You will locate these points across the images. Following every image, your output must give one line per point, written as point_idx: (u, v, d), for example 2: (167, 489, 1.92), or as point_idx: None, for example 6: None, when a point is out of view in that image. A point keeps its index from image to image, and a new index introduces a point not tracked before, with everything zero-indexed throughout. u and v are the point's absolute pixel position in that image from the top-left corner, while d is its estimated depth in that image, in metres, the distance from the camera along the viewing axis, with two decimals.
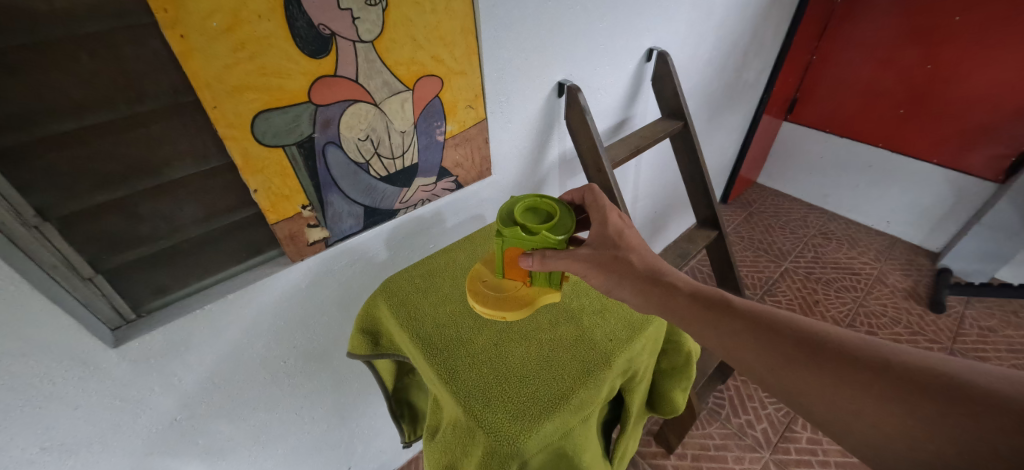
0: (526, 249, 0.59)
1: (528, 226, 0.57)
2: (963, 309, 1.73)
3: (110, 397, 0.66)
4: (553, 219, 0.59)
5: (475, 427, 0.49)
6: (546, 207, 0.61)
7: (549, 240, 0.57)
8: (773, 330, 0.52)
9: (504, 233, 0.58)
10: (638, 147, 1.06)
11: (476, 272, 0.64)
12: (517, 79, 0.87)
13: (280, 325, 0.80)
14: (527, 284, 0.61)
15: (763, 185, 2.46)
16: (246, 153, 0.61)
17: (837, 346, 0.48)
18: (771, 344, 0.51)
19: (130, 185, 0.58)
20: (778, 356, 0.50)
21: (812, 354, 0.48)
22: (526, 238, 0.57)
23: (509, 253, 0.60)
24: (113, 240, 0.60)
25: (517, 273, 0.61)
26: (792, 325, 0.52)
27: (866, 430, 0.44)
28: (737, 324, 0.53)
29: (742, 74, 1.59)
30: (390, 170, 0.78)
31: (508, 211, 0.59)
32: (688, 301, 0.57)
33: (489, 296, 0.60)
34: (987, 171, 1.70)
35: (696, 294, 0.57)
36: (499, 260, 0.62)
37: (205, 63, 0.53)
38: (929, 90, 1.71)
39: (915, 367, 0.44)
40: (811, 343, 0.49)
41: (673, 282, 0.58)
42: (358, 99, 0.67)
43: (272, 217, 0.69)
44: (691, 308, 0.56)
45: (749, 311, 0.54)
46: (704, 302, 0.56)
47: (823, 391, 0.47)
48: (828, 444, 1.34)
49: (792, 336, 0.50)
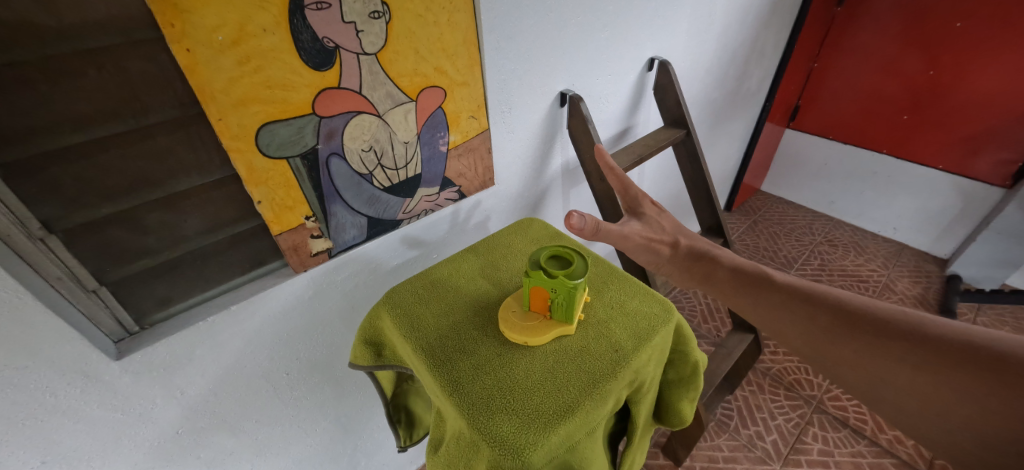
0: (548, 292, 0.56)
1: (550, 270, 0.55)
2: (974, 316, 1.71)
3: (112, 411, 0.66)
4: (577, 267, 0.57)
5: (480, 440, 0.48)
6: (574, 256, 0.59)
7: (568, 285, 0.54)
8: (806, 301, 0.58)
9: (528, 273, 0.57)
10: (641, 156, 1.06)
11: (503, 303, 0.62)
12: (519, 89, 0.87)
13: (283, 337, 0.79)
14: (547, 320, 0.59)
15: (766, 192, 2.45)
16: (250, 165, 0.61)
17: (862, 315, 0.54)
18: (804, 313, 0.57)
19: (135, 198, 0.59)
20: (811, 325, 0.56)
21: (840, 320, 0.54)
22: (546, 281, 0.55)
23: (533, 293, 0.57)
24: (119, 252, 0.61)
25: (539, 306, 0.58)
26: (823, 296, 0.58)
27: (888, 391, 0.50)
28: (774, 295, 0.60)
29: (744, 83, 1.60)
30: (394, 180, 0.78)
31: (536, 254, 0.59)
32: (729, 275, 0.64)
33: (511, 325, 0.58)
34: (993, 177, 1.70)
35: (736, 269, 0.64)
36: (523, 295, 0.60)
37: (210, 76, 0.54)
38: (931, 96, 1.71)
39: (934, 332, 0.49)
40: (839, 311, 0.55)
41: (717, 257, 0.66)
42: (361, 111, 0.67)
43: (275, 228, 0.69)
44: (731, 282, 0.64)
45: (786, 284, 0.61)
46: (744, 277, 0.63)
47: (850, 354, 0.53)
48: (840, 456, 1.32)
49: (822, 307, 0.57)
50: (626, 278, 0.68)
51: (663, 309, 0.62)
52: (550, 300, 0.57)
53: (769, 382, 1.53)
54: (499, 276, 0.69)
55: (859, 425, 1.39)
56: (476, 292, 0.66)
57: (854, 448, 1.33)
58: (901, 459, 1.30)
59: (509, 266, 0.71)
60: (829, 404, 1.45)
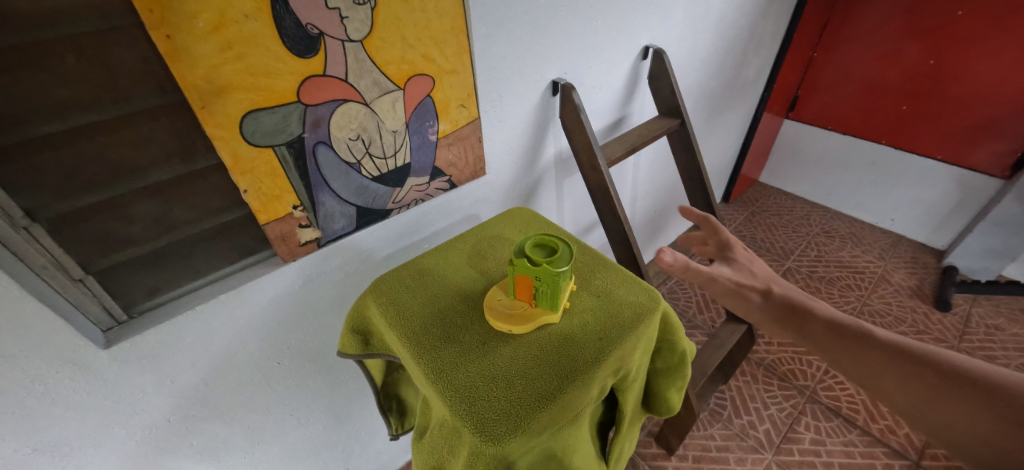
0: (532, 281, 0.56)
1: (533, 258, 0.55)
2: (970, 307, 1.71)
3: (102, 399, 0.66)
4: (561, 256, 0.57)
5: (461, 427, 0.48)
6: (559, 244, 0.59)
7: (552, 274, 0.54)
8: (917, 362, 0.52)
9: (513, 262, 0.57)
10: (634, 145, 1.05)
11: (488, 292, 0.62)
12: (510, 77, 0.86)
13: (274, 326, 0.80)
14: (532, 309, 0.58)
15: (765, 183, 2.44)
16: (235, 153, 0.61)
17: (991, 382, 0.47)
18: (916, 374, 0.51)
19: (120, 186, 0.59)
20: (923, 389, 0.50)
21: (958, 383, 0.48)
22: (529, 269, 0.55)
23: (518, 282, 0.57)
24: (105, 241, 0.61)
25: (524, 295, 0.58)
26: (941, 358, 0.51)
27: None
28: (876, 351, 0.55)
29: (742, 72, 1.58)
30: (383, 170, 0.77)
31: (521, 243, 0.59)
32: (823, 327, 0.59)
33: (496, 314, 0.58)
34: (992, 168, 1.68)
35: (832, 321, 0.60)
36: (509, 284, 0.60)
37: (191, 63, 0.53)
38: (932, 85, 1.69)
39: None
40: (959, 376, 0.49)
41: (812, 308, 0.62)
42: (348, 99, 0.67)
43: (262, 217, 0.68)
44: (825, 334, 0.59)
45: (892, 341, 0.55)
46: (840, 331, 0.58)
47: (977, 426, 0.45)
48: (832, 445, 1.33)
49: (936, 371, 0.50)
50: (613, 267, 0.67)
51: (648, 298, 0.62)
52: (535, 288, 0.56)
53: (763, 372, 1.54)
54: (486, 266, 0.68)
55: (852, 414, 1.40)
56: (463, 282, 0.66)
57: (845, 437, 1.35)
58: (892, 448, 1.31)
59: (497, 255, 0.71)
60: (822, 393, 1.46)
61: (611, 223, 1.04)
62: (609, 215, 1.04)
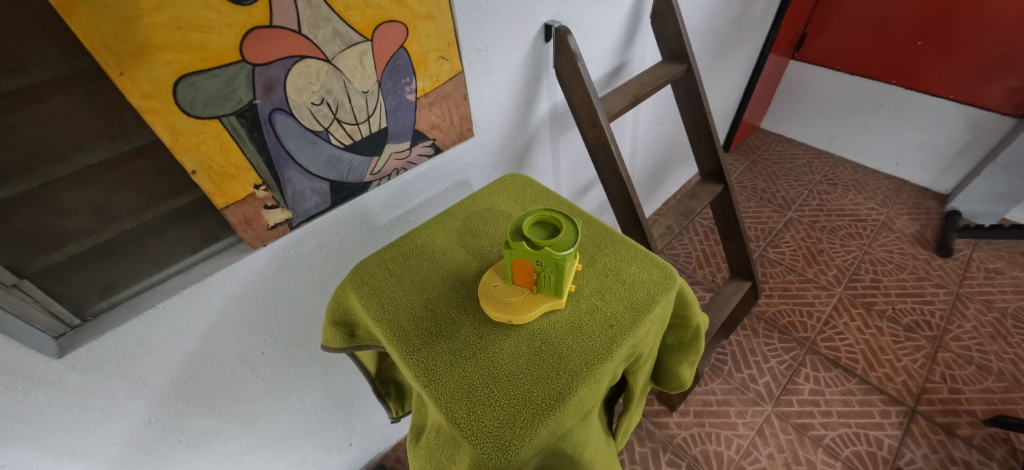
0: (532, 266, 0.49)
1: (533, 241, 0.48)
2: (971, 252, 1.68)
3: (68, 409, 0.60)
4: (566, 235, 0.49)
5: (458, 437, 0.43)
6: (561, 220, 0.51)
7: (554, 259, 0.47)
8: None
9: (510, 245, 0.49)
10: (637, 96, 0.94)
11: (482, 277, 0.56)
12: (496, 21, 0.75)
13: (251, 316, 0.72)
14: (533, 295, 0.52)
15: (766, 129, 2.34)
16: (173, 128, 0.51)
17: None
18: None
19: (41, 174, 0.50)
20: None
21: None
22: (529, 254, 0.48)
23: (516, 267, 0.51)
24: (35, 238, 0.52)
25: (524, 281, 0.52)
26: None
27: None
28: None
29: (749, 8, 1.45)
30: (355, 137, 0.68)
31: (518, 220, 0.51)
32: None
33: (495, 302, 0.52)
34: (1005, 106, 1.60)
35: None
36: (506, 268, 0.53)
37: (95, 18, 0.42)
38: (949, 18, 1.57)
39: None
40: None
41: None
42: (305, 55, 0.56)
43: (220, 200, 0.60)
44: None
45: None
46: None
47: None
48: (831, 394, 1.33)
49: None
50: (622, 241, 0.61)
51: (663, 277, 0.56)
52: (537, 274, 0.50)
53: (764, 326, 1.52)
54: (479, 245, 0.61)
55: (851, 363, 1.40)
56: (455, 266, 0.59)
57: (844, 386, 1.35)
58: (889, 395, 1.32)
59: (490, 232, 0.63)
60: (822, 345, 1.45)
61: (612, 183, 0.96)
62: (610, 176, 0.95)
